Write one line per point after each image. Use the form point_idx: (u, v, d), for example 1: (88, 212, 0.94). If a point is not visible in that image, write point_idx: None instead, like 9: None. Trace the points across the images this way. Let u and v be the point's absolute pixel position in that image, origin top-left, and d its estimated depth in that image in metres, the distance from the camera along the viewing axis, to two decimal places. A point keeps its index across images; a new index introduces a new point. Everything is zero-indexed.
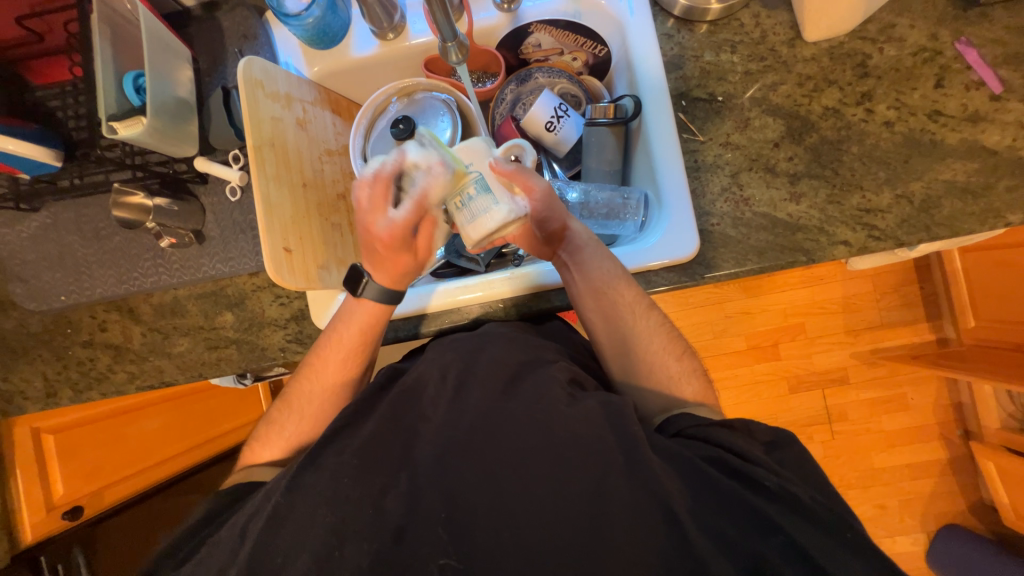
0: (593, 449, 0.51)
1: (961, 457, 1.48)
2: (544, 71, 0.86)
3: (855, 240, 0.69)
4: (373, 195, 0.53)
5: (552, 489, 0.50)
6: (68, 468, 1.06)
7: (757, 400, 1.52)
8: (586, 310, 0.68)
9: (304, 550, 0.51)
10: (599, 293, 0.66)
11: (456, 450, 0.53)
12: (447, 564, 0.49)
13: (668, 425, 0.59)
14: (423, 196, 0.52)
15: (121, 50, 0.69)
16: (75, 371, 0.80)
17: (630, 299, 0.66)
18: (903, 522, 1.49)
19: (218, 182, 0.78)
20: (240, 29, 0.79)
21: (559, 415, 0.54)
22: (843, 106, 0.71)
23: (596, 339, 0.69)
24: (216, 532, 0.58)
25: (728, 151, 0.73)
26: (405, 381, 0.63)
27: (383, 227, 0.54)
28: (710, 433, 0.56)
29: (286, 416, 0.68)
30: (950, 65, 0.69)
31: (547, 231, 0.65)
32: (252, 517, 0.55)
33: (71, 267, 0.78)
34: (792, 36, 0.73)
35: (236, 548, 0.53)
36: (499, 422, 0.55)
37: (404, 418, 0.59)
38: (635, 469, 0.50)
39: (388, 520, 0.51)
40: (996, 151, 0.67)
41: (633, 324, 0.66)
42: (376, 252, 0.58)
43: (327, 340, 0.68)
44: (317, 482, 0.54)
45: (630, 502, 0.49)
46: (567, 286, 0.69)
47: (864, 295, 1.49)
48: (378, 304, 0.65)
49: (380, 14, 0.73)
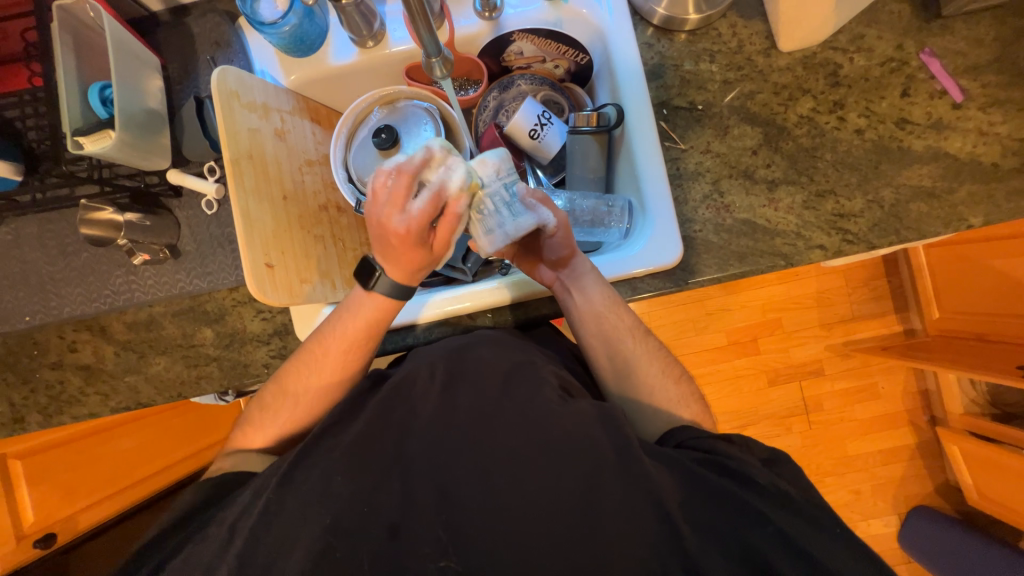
0: (580, 448, 0.51)
1: (928, 441, 1.55)
2: (526, 78, 0.88)
3: (831, 244, 0.71)
4: (392, 188, 0.52)
5: (545, 488, 0.50)
6: (38, 494, 1.01)
7: (737, 394, 1.57)
8: (586, 334, 0.68)
9: (299, 546, 0.49)
10: (600, 318, 0.67)
11: (448, 450, 0.52)
12: (446, 565, 0.48)
13: (669, 437, 0.59)
14: (443, 187, 0.52)
15: (83, 58, 0.66)
16: (44, 395, 0.77)
17: (629, 324, 0.68)
18: (877, 505, 1.55)
19: (193, 195, 0.75)
20: (212, 36, 0.77)
21: (551, 414, 0.53)
22: (816, 114, 0.73)
23: (594, 362, 0.69)
24: (202, 528, 0.56)
25: (709, 159, 0.74)
26: (395, 378, 0.61)
27: (402, 222, 0.52)
28: (710, 445, 0.54)
29: (283, 403, 0.65)
30: (915, 74, 0.72)
31: (555, 254, 0.67)
32: (239, 513, 0.53)
33: (36, 286, 0.74)
34: (768, 45, 0.75)
35: (219, 553, 0.51)
36: (489, 420, 0.54)
37: (390, 415, 0.56)
38: (626, 466, 0.49)
39: (380, 516, 0.50)
40: (959, 157, 0.70)
41: (632, 348, 0.67)
42: (391, 247, 0.56)
43: (330, 328, 0.65)
44: (309, 480, 0.53)
45: (621, 497, 0.48)
46: (568, 311, 0.69)
47: (836, 290, 1.54)
48: (389, 299, 0.63)
49: (359, 22, 0.71)
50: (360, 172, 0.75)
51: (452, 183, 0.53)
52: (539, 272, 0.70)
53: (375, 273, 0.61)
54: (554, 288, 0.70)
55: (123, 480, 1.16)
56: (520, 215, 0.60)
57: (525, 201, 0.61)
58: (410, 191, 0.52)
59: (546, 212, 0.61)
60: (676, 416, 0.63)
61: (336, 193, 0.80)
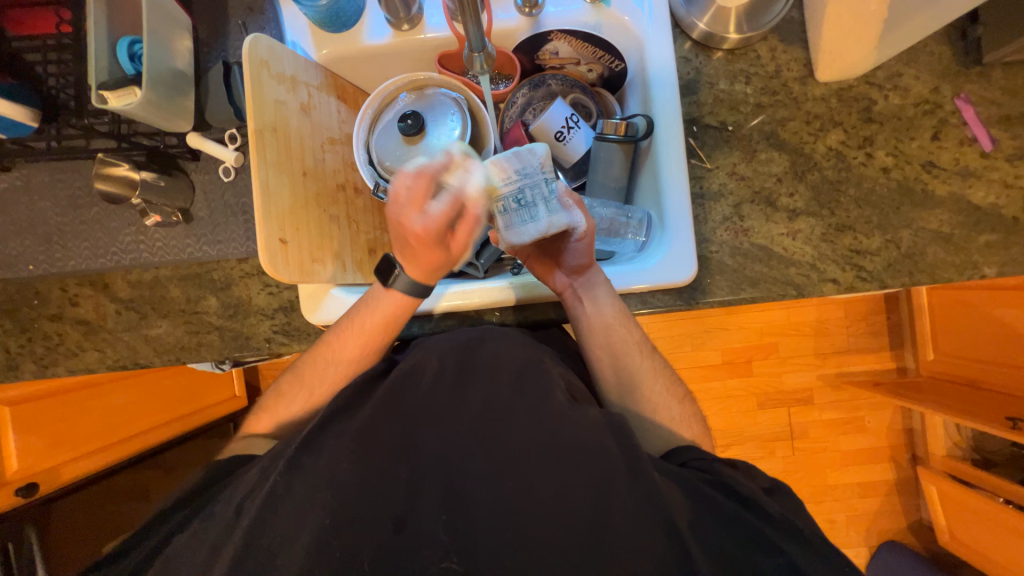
0: (594, 457, 0.50)
1: (908, 479, 1.57)
2: (558, 78, 0.87)
3: (844, 279, 0.72)
4: (412, 189, 0.55)
5: (553, 493, 0.50)
6: (25, 442, 1.00)
7: (727, 414, 1.58)
8: (593, 344, 0.69)
9: (302, 531, 0.49)
10: (609, 330, 0.67)
11: (459, 447, 0.53)
12: (448, 566, 0.48)
13: (677, 453, 0.59)
14: (463, 190, 0.56)
15: (116, 10, 0.65)
16: (41, 346, 0.76)
17: (637, 339, 0.68)
18: (850, 536, 1.58)
19: (211, 160, 0.74)
20: (245, 0, 0.75)
21: (562, 419, 0.53)
22: (845, 148, 0.73)
23: (597, 371, 0.70)
24: (205, 507, 0.56)
25: (734, 181, 0.74)
26: (403, 366, 0.61)
27: (423, 221, 0.55)
28: (716, 467, 0.55)
29: (297, 390, 0.66)
30: (947, 119, 0.72)
31: (575, 261, 0.67)
32: (246, 492, 0.53)
33: (44, 236, 0.74)
34: (804, 73, 0.75)
35: (223, 527, 0.51)
36: (499, 420, 0.54)
37: (400, 405, 0.56)
38: (637, 480, 0.49)
39: (385, 509, 0.50)
40: (982, 206, 0.70)
41: (638, 362, 0.68)
42: (409, 246, 0.59)
43: (348, 322, 0.66)
44: (316, 463, 0.53)
45: (631, 510, 0.48)
46: (577, 320, 0.69)
47: (836, 321, 1.55)
48: (408, 297, 0.65)
49: (397, 5, 0.71)
50: (382, 155, 0.74)
51: (471, 187, 0.57)
52: (552, 278, 0.70)
53: (393, 271, 0.63)
54: (564, 295, 0.70)
55: (110, 436, 1.15)
56: (555, 212, 0.61)
57: (564, 201, 0.61)
58: (429, 192, 0.55)
59: (578, 215, 0.62)
60: (677, 434, 0.63)
61: (355, 173, 0.80)
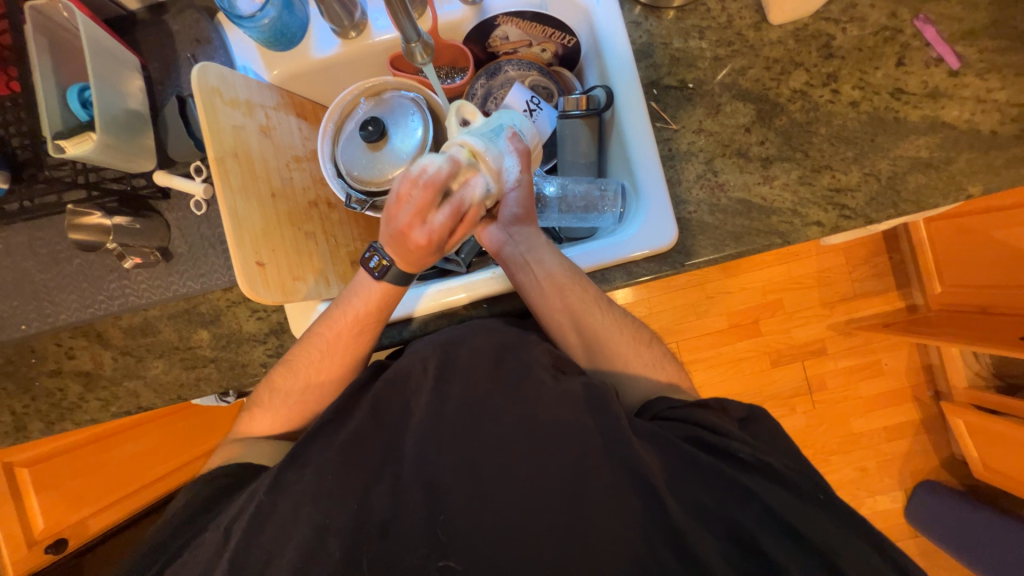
0: (573, 434, 0.51)
1: (933, 416, 1.55)
2: (514, 63, 0.87)
3: (828, 220, 0.70)
4: (417, 198, 0.53)
5: (538, 479, 0.49)
6: (47, 501, 1.04)
7: (740, 376, 1.56)
8: (548, 307, 0.67)
9: (290, 545, 0.50)
10: (562, 290, 0.66)
11: (440, 446, 0.52)
12: (446, 564, 0.47)
13: (646, 409, 0.59)
14: (464, 201, 0.56)
15: (60, 60, 0.66)
16: (45, 403, 0.77)
17: (593, 296, 0.66)
18: (883, 481, 1.56)
19: (182, 197, 0.74)
20: (192, 33, 0.76)
21: (539, 399, 0.54)
22: (810, 88, 0.72)
23: (563, 339, 0.68)
24: (199, 535, 0.56)
25: (701, 138, 0.73)
26: (388, 373, 0.60)
27: (424, 232, 0.55)
28: (687, 413, 0.54)
29: (287, 412, 0.66)
30: (910, 42, 0.71)
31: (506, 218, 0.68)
32: (234, 516, 0.53)
33: (30, 294, 0.74)
34: (758, 19, 0.74)
35: (217, 555, 0.51)
36: (478, 412, 0.54)
37: (383, 412, 0.57)
38: (615, 450, 0.49)
39: (372, 514, 0.50)
40: (957, 126, 0.69)
41: (598, 320, 0.66)
42: (405, 250, 0.58)
43: (338, 325, 0.66)
44: (301, 480, 0.53)
45: (611, 486, 0.48)
46: (529, 288, 0.68)
47: (837, 268, 1.53)
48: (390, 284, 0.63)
49: (340, 12, 0.70)
50: (349, 166, 0.73)
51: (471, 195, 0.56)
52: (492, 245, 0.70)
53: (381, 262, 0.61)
54: (511, 264, 0.69)
55: (131, 483, 1.17)
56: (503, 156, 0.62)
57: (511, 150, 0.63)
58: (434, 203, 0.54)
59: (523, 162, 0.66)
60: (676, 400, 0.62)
61: (326, 188, 0.80)
